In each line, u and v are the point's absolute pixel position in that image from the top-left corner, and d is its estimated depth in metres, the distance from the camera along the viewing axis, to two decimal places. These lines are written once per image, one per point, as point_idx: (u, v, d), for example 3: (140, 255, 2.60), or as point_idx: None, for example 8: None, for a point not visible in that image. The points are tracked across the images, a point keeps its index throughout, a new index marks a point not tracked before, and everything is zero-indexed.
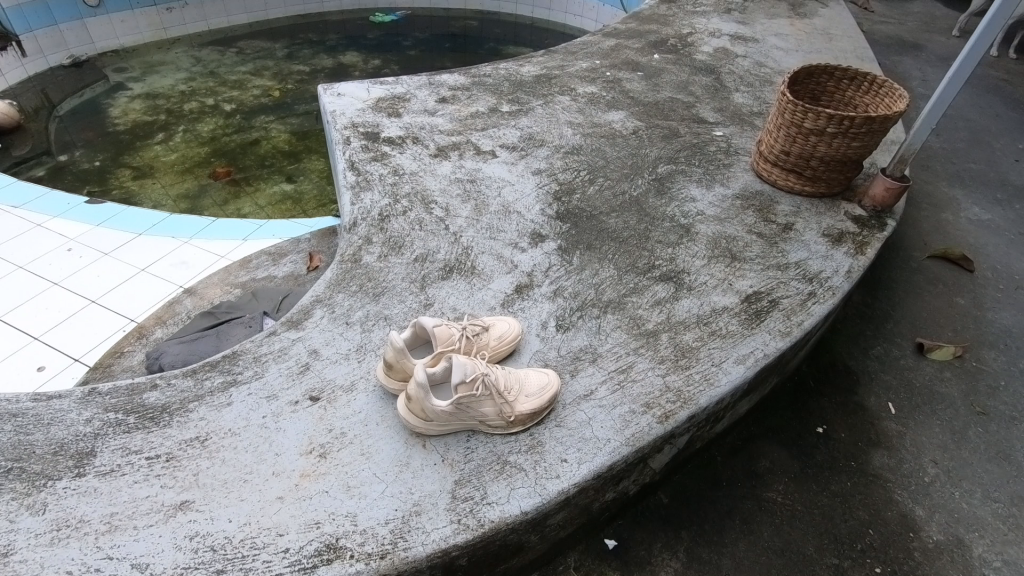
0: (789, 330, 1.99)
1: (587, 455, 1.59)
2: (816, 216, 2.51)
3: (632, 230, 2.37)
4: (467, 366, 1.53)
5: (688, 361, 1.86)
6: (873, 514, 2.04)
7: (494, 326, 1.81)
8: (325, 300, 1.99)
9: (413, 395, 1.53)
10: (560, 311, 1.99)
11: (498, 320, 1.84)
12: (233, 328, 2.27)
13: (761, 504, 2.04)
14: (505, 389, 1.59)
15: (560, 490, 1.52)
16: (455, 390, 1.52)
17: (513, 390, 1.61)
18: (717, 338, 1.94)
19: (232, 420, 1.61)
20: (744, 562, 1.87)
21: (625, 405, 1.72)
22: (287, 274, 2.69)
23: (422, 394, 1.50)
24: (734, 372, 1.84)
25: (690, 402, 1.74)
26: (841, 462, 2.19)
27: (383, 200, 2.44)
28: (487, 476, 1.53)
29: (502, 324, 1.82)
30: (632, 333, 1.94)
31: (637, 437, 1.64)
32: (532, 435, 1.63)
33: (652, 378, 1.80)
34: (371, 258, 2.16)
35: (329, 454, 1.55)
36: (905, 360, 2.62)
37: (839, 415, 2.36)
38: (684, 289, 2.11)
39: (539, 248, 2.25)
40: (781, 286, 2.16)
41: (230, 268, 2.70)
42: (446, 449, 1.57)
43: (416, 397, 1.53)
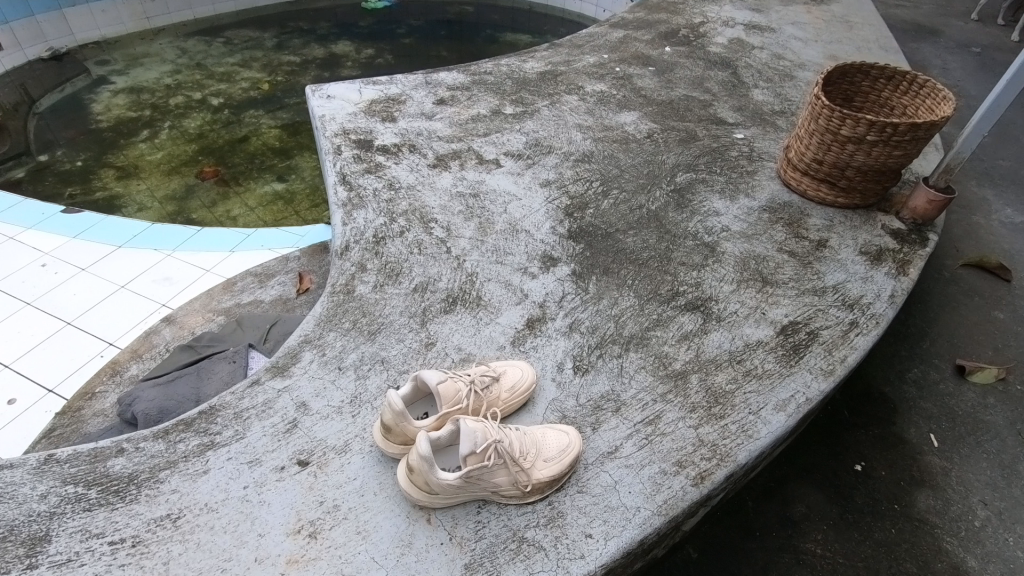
0: (831, 368, 1.78)
1: (614, 528, 1.40)
2: (851, 230, 2.29)
3: (653, 250, 2.15)
4: (477, 433, 1.32)
5: (723, 409, 1.66)
6: (922, 567, 1.86)
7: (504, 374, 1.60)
8: (316, 341, 1.78)
9: (414, 467, 1.33)
10: (577, 350, 1.79)
11: (510, 367, 1.63)
12: (216, 364, 2.05)
13: (799, 557, 1.85)
14: (520, 454, 1.39)
15: (586, 574, 1.32)
16: (464, 461, 1.32)
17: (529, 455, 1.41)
18: (754, 380, 1.73)
19: (208, 493, 1.42)
20: None
21: (655, 464, 1.52)
22: (275, 297, 2.47)
23: (424, 466, 1.30)
24: (775, 422, 1.64)
25: (727, 459, 1.55)
26: (883, 506, 2.00)
27: (378, 219, 2.22)
28: (502, 558, 1.33)
29: (514, 372, 1.62)
30: (658, 374, 1.74)
31: (671, 504, 1.45)
32: (551, 504, 1.43)
33: (684, 430, 1.60)
34: (366, 289, 1.95)
35: (320, 533, 1.36)
36: (944, 383, 2.43)
37: (878, 449, 2.17)
38: (713, 320, 1.90)
39: (551, 274, 2.03)
40: (819, 315, 1.96)
41: (212, 292, 2.48)
42: (453, 525, 1.38)
43: (419, 468, 1.33)
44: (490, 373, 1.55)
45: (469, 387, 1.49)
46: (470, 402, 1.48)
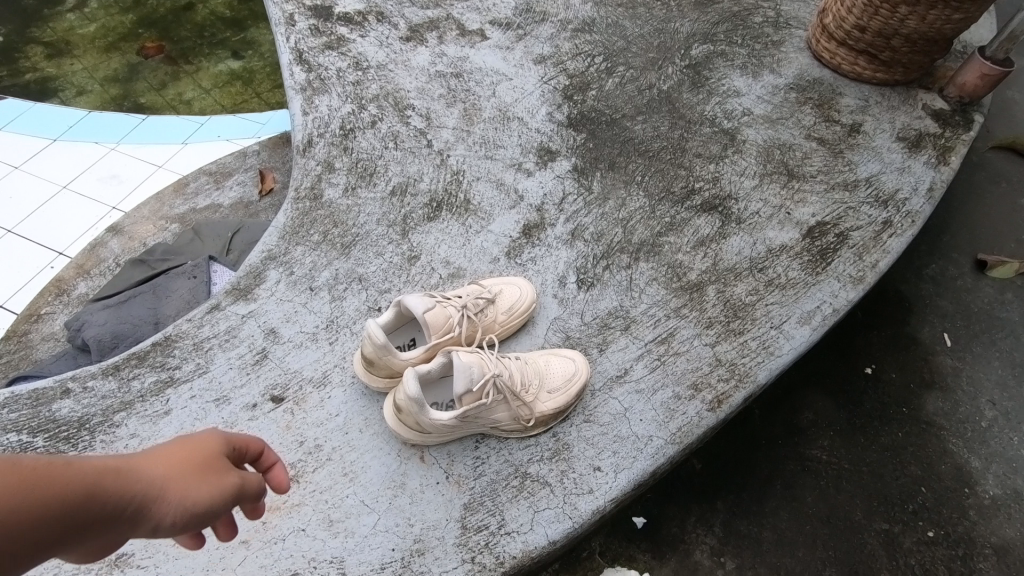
0: (861, 275, 1.61)
1: (625, 460, 1.28)
2: (888, 111, 2.01)
3: (665, 140, 1.87)
4: (473, 369, 1.15)
5: (743, 324, 1.50)
6: (925, 470, 1.83)
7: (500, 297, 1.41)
8: (281, 257, 1.55)
9: (403, 406, 1.18)
10: (581, 261, 1.59)
11: (504, 287, 1.44)
12: (173, 280, 1.82)
13: (804, 464, 1.82)
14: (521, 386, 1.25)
15: (595, 510, 1.23)
16: (459, 399, 1.16)
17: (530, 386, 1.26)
18: (776, 291, 1.56)
19: (172, 437, 1.26)
20: (786, 534, 1.69)
21: (668, 388, 1.39)
22: (234, 199, 2.17)
23: (414, 407, 1.14)
24: (798, 337, 1.49)
25: (746, 379, 1.41)
26: (891, 410, 1.94)
27: (344, 106, 1.89)
28: (504, 497, 1.23)
29: (510, 294, 1.42)
30: (671, 287, 1.55)
31: (685, 431, 1.33)
32: (555, 436, 1.30)
33: (699, 349, 1.45)
34: (336, 194, 1.69)
35: (303, 477, 1.23)
36: (963, 280, 2.28)
37: (889, 351, 2.07)
38: (732, 222, 1.69)
39: (549, 170, 1.77)
40: (850, 213, 1.74)
41: (163, 195, 2.19)
42: (450, 463, 1.26)
43: (407, 408, 1.17)
44: (483, 295, 1.36)
45: (459, 314, 1.30)
46: (461, 329, 1.30)
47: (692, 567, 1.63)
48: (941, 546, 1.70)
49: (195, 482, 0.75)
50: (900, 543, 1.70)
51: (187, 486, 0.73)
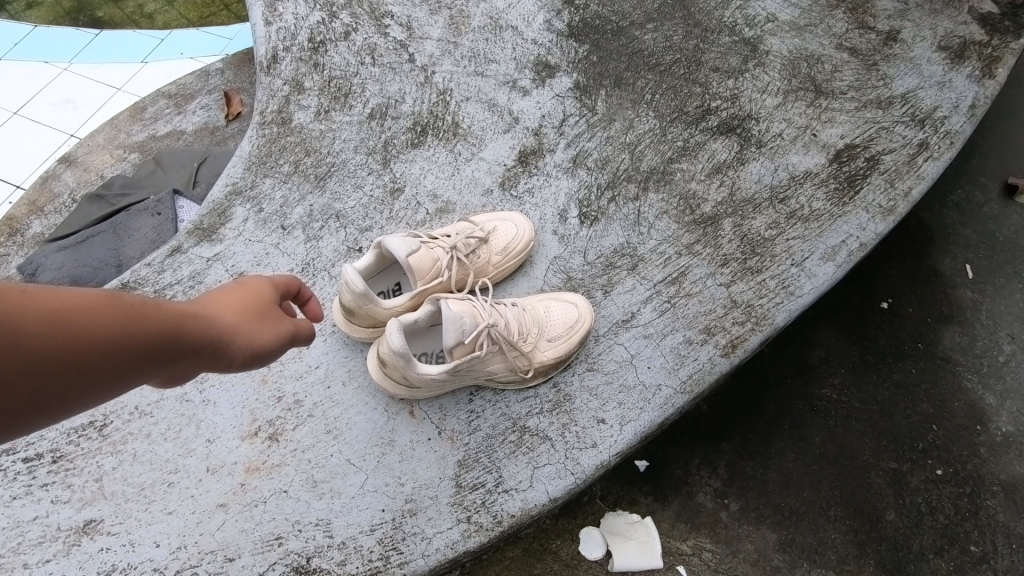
0: (891, 205, 1.46)
1: (631, 412, 1.19)
2: (931, 14, 1.75)
3: (678, 52, 1.65)
4: (465, 318, 1.03)
5: (761, 262, 1.36)
6: (938, 407, 1.76)
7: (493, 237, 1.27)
8: (248, 191, 1.39)
9: (387, 360, 1.06)
10: (583, 192, 1.43)
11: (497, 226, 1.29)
12: (135, 217, 1.66)
13: (813, 403, 1.74)
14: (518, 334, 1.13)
15: (599, 465, 1.14)
16: (449, 352, 1.04)
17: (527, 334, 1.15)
18: (798, 224, 1.42)
19: (137, 394, 1.15)
20: (792, 475, 1.65)
21: (679, 333, 1.27)
22: (199, 125, 1.96)
23: (400, 361, 1.02)
24: (821, 274, 1.36)
25: (763, 322, 1.30)
26: (906, 345, 1.85)
27: (312, 15, 1.65)
28: (502, 453, 1.14)
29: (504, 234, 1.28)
30: (682, 220, 1.40)
31: (696, 379, 1.23)
32: (556, 387, 1.20)
33: (713, 290, 1.32)
34: (307, 118, 1.49)
35: (282, 435, 1.13)
36: (989, 207, 2.09)
37: (907, 284, 1.95)
38: (752, 146, 1.51)
39: (548, 88, 1.56)
40: (882, 134, 1.56)
41: (118, 122, 1.97)
42: (442, 418, 1.16)
43: (393, 362, 1.05)
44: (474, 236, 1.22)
45: (447, 256, 1.16)
46: (450, 274, 1.17)
47: (695, 509, 1.59)
48: (948, 484, 1.66)
49: (251, 319, 0.79)
50: (907, 482, 1.66)
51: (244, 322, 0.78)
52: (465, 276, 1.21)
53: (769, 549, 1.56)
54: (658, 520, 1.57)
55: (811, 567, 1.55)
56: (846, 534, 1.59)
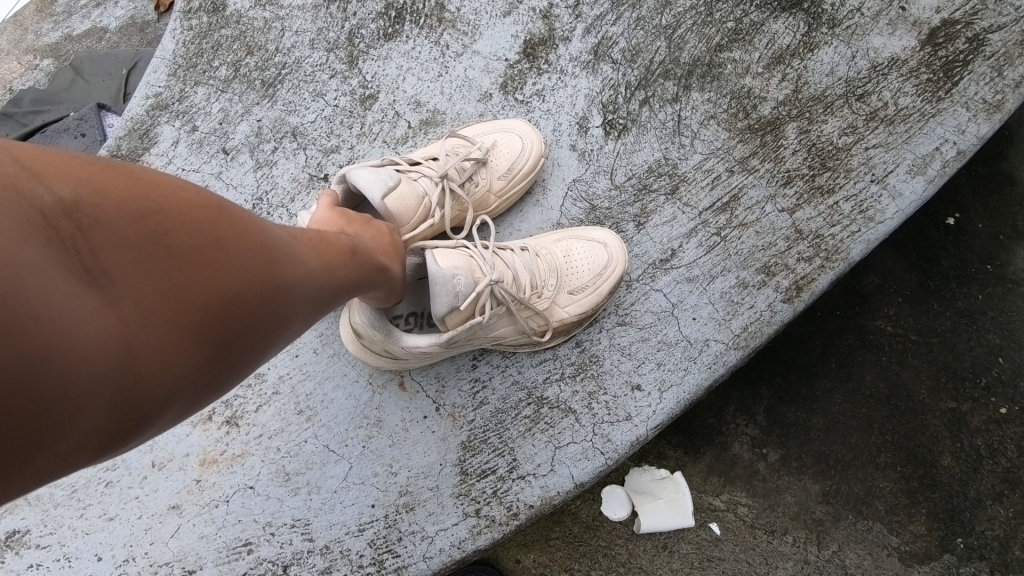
0: (998, 100, 1.15)
1: (672, 375, 0.96)
2: None
3: None
4: (459, 277, 0.77)
5: (834, 180, 1.08)
6: (1006, 337, 1.51)
7: (489, 157, 1.00)
8: (175, 105, 1.09)
9: (361, 330, 0.82)
10: (607, 93, 1.11)
11: (494, 143, 1.01)
12: (54, 139, 1.35)
13: (864, 338, 1.52)
14: (527, 288, 0.89)
15: (634, 442, 0.93)
16: (441, 319, 0.80)
17: (539, 287, 0.91)
18: (881, 127, 1.12)
19: None
20: (839, 419, 1.46)
21: (731, 275, 1.02)
22: (123, 19, 1.58)
23: (378, 331, 0.79)
24: (907, 193, 1.08)
25: (835, 256, 1.04)
26: (973, 267, 1.56)
27: None
28: (515, 432, 0.93)
29: (503, 152, 1.01)
30: (734, 127, 1.10)
31: (752, 331, 0.99)
32: (580, 346, 0.97)
33: (774, 218, 1.05)
34: (244, 2, 1.14)
35: (242, 419, 0.92)
36: None
37: (979, 193, 1.60)
38: (823, 26, 1.17)
39: None
40: (990, 4, 1.19)
41: (23, 19, 1.59)
42: (439, 391, 0.94)
43: (369, 333, 0.81)
44: (466, 159, 0.96)
45: (436, 190, 0.91)
46: (441, 213, 0.92)
47: (729, 461, 1.44)
48: (1014, 424, 1.45)
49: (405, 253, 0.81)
50: (966, 423, 1.46)
51: (398, 255, 0.78)
52: (459, 212, 0.97)
53: (811, 502, 1.42)
54: (688, 475, 1.42)
55: (857, 518, 1.41)
56: (896, 482, 1.43)
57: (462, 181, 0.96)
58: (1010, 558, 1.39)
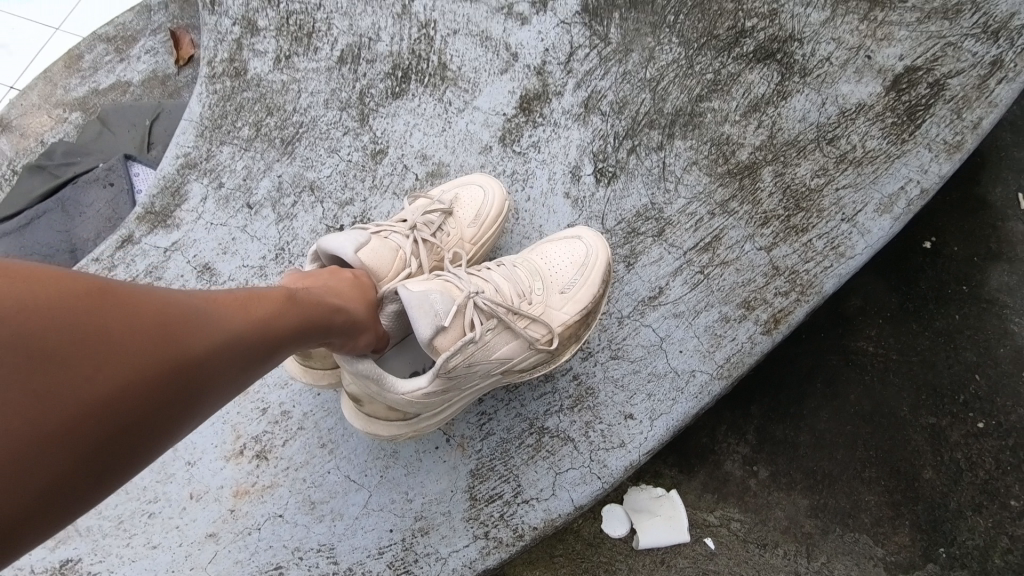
0: (958, 141, 1.25)
1: (662, 404, 1.05)
2: None
3: None
4: (432, 295, 0.83)
5: (807, 219, 1.18)
6: (983, 355, 1.60)
7: (453, 209, 1.08)
8: (203, 164, 1.19)
9: (365, 395, 0.87)
10: (597, 143, 1.21)
11: (456, 198, 1.09)
12: (85, 190, 1.45)
13: (848, 358, 1.61)
14: (515, 296, 0.94)
15: (628, 467, 1.02)
16: (434, 344, 0.84)
17: (527, 292, 0.96)
18: (850, 169, 1.22)
19: None
20: (825, 436, 1.54)
21: (714, 309, 1.11)
22: (146, 73, 1.69)
23: (371, 382, 0.83)
24: (875, 230, 1.18)
25: (810, 290, 1.13)
26: (950, 289, 1.66)
27: None
28: (519, 459, 1.02)
29: (466, 203, 1.09)
30: (714, 172, 1.20)
31: (735, 362, 1.08)
32: (577, 380, 1.06)
33: (752, 255, 1.15)
34: (264, 67, 1.25)
35: (271, 453, 1.01)
36: None
37: (953, 218, 1.72)
38: (795, 76, 1.28)
39: (550, 12, 1.29)
40: (948, 51, 1.30)
41: (52, 75, 1.71)
42: (450, 423, 1.03)
43: (370, 394, 0.86)
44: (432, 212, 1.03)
45: (409, 243, 0.97)
46: (417, 263, 0.98)
47: (722, 479, 1.53)
48: (991, 437, 1.54)
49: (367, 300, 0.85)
50: (946, 438, 1.55)
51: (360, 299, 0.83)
52: (437, 262, 1.02)
53: (800, 516, 1.50)
54: (683, 492, 1.52)
55: (844, 531, 1.49)
56: (880, 496, 1.51)
57: (433, 232, 1.03)
58: (991, 566, 1.46)
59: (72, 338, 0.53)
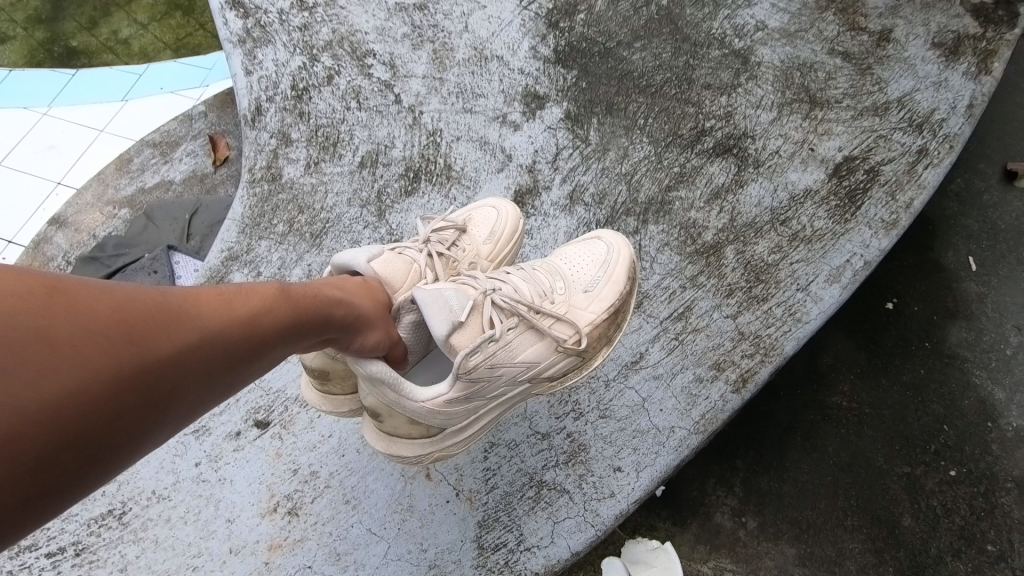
0: (894, 218, 1.43)
1: (646, 457, 1.19)
2: (923, 10, 1.71)
3: (668, 70, 1.62)
4: (447, 292, 0.95)
5: (766, 289, 1.35)
6: (949, 407, 1.74)
7: (467, 229, 1.18)
8: (244, 256, 1.39)
9: (386, 408, 0.96)
10: (582, 229, 1.41)
11: (469, 219, 1.20)
12: (133, 278, 1.64)
13: (824, 413, 1.74)
14: (536, 294, 1.04)
15: (618, 515, 1.14)
16: (454, 339, 0.95)
17: (549, 292, 1.06)
18: (802, 246, 1.41)
19: (154, 479, 1.16)
20: (808, 487, 1.66)
21: (689, 372, 1.27)
22: (187, 173, 1.93)
23: (387, 388, 0.91)
24: (827, 298, 1.35)
25: (773, 353, 1.29)
26: (913, 346, 1.81)
27: (293, 59, 1.62)
28: (520, 510, 1.15)
29: (479, 222, 1.19)
30: (684, 251, 1.39)
31: (709, 418, 1.23)
32: (570, 437, 1.21)
33: (720, 323, 1.32)
34: (296, 172, 1.48)
35: (301, 509, 1.14)
36: (990, 195, 2.03)
37: (910, 282, 1.90)
38: (750, 167, 1.49)
39: (538, 120, 1.53)
40: (880, 143, 1.53)
41: (105, 177, 1.95)
42: (459, 479, 1.17)
43: (388, 405, 0.95)
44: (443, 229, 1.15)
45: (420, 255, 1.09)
46: (431, 272, 1.08)
47: (713, 530, 1.63)
48: (962, 484, 1.65)
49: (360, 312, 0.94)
50: (921, 486, 1.65)
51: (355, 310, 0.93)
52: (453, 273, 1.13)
53: (789, 564, 1.59)
54: (678, 544, 1.62)
55: None
56: (864, 543, 1.59)
57: (448, 246, 1.14)
58: None
59: (84, 329, 0.63)
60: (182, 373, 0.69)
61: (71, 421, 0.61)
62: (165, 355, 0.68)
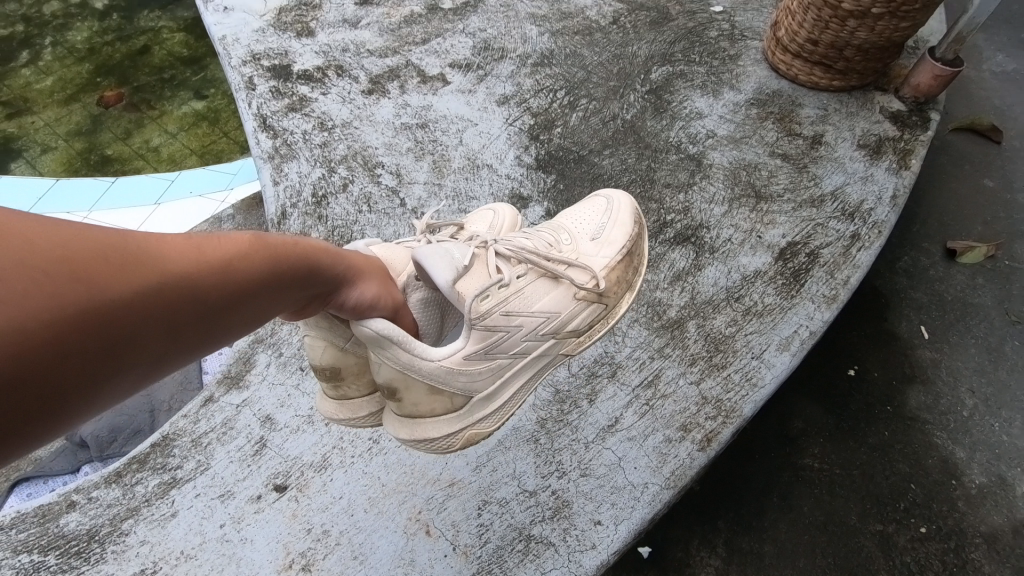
0: (834, 294, 1.65)
1: (623, 511, 1.33)
2: (847, 117, 2.02)
3: (633, 172, 1.90)
4: (449, 246, 1.15)
5: (725, 358, 1.54)
6: (914, 466, 1.87)
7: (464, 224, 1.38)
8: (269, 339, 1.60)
9: (401, 379, 1.09)
10: None
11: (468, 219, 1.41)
12: None
13: (797, 474, 1.87)
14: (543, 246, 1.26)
15: (600, 565, 1.27)
16: (467, 283, 1.14)
17: (557, 245, 1.28)
18: (755, 319, 1.61)
19: (183, 539, 1.30)
20: (786, 545, 1.76)
21: (659, 433, 1.43)
22: None
23: (397, 348, 1.04)
24: (779, 364, 1.53)
25: (733, 415, 1.46)
26: (876, 409, 1.97)
27: (314, 172, 1.92)
28: (511, 562, 1.27)
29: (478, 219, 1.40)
30: (652, 327, 1.60)
31: (679, 474, 1.38)
32: (555, 494, 1.36)
33: (685, 389, 1.50)
34: None
35: (314, 565, 1.27)
36: (934, 269, 2.27)
37: (869, 350, 2.08)
38: (706, 253, 1.73)
39: (523, 218, 1.79)
40: (818, 230, 1.77)
41: None
42: (455, 534, 1.31)
43: (401, 372, 1.08)
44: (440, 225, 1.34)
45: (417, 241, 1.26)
46: None
47: None
48: (933, 540, 1.74)
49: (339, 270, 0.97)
50: (894, 543, 1.74)
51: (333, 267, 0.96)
52: None
53: None
54: None
55: None
56: None
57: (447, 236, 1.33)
58: None
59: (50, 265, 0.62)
60: (153, 312, 0.70)
61: (27, 354, 0.59)
62: (132, 294, 0.68)
